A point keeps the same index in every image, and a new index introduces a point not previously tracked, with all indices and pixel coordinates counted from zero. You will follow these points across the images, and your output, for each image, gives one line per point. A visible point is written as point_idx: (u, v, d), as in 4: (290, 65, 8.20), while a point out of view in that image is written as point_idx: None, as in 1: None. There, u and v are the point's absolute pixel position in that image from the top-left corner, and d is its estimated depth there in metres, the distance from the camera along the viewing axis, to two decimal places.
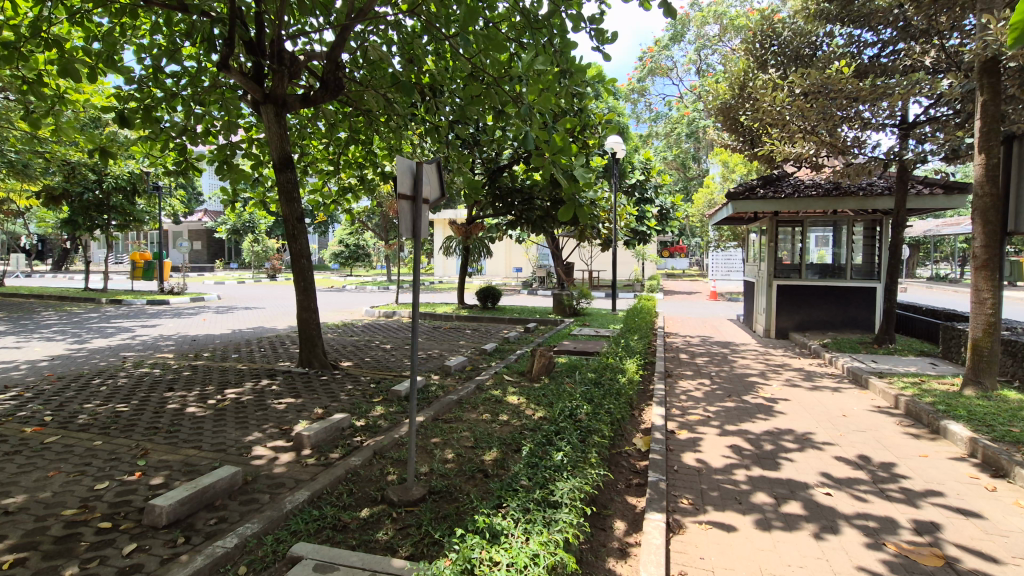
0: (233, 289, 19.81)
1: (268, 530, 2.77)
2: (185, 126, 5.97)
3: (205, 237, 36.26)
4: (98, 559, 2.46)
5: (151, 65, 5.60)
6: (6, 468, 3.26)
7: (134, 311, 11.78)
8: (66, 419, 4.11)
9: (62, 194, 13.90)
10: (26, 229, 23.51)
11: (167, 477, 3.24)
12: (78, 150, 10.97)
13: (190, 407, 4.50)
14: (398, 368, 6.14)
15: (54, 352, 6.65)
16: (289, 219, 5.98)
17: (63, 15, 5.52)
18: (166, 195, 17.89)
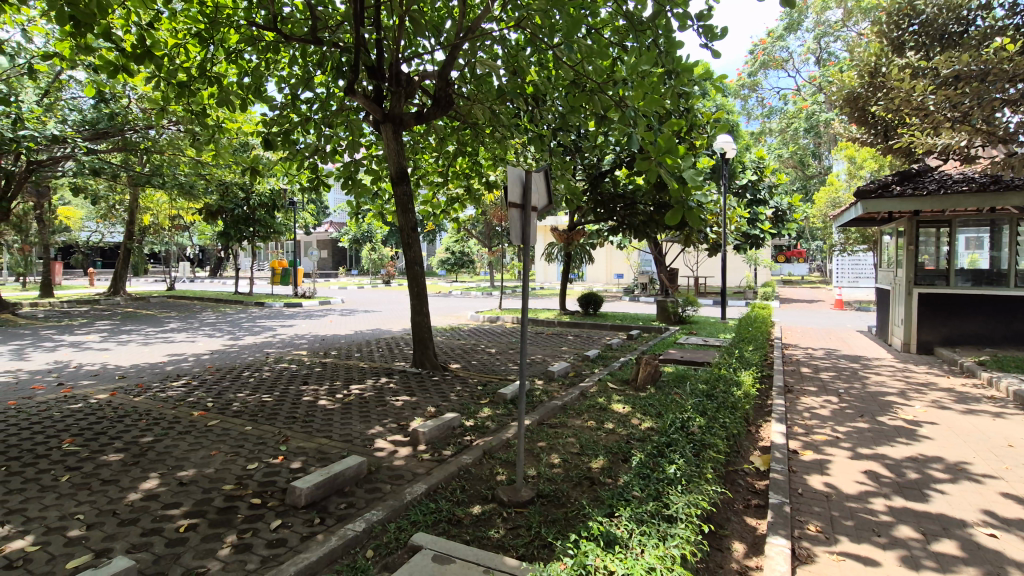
0: (354, 293, 21.55)
1: (391, 519, 2.97)
2: (317, 146, 6.65)
3: (329, 247, 39.92)
4: (251, 531, 2.78)
5: (290, 94, 6.31)
6: (180, 445, 3.82)
7: (274, 312, 13.27)
8: (223, 405, 4.73)
9: (220, 210, 16.09)
10: (191, 242, 27.53)
11: (304, 462, 3.59)
12: (231, 172, 12.62)
13: (321, 400, 4.97)
14: (503, 372, 6.28)
15: (214, 347, 7.68)
16: (404, 229, 6.39)
17: (223, 55, 6.40)
18: (300, 208, 20.00)
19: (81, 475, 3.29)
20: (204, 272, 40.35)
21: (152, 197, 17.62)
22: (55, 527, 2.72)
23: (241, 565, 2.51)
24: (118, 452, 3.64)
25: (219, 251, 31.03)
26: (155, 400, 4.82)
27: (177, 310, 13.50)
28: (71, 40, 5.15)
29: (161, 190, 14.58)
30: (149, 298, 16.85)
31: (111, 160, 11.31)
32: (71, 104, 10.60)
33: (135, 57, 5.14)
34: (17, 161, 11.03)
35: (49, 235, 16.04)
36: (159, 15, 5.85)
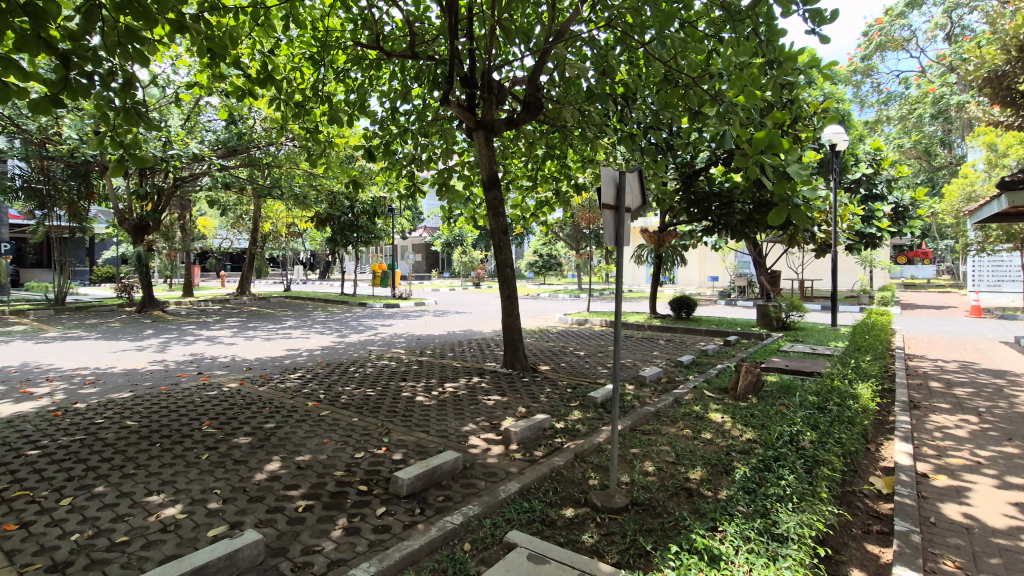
0: (447, 295, 22.40)
1: (486, 514, 3.05)
2: (415, 156, 7.04)
3: (423, 250, 41.89)
4: (360, 516, 2.99)
5: (390, 107, 6.74)
6: (298, 431, 4.20)
7: (375, 312, 14.15)
8: (333, 397, 5.12)
9: (328, 217, 17.47)
10: (304, 247, 30.17)
11: (405, 454, 3.80)
12: (338, 182, 13.66)
13: (419, 396, 5.22)
14: (592, 375, 6.22)
15: (324, 343, 8.37)
16: (495, 232, 6.55)
17: (332, 75, 6.96)
18: (398, 215, 21.16)
19: (217, 454, 3.71)
20: (314, 275, 44.01)
21: (272, 206, 19.53)
22: (198, 498, 3.10)
23: (350, 547, 2.70)
24: (246, 436, 4.07)
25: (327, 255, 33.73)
26: (275, 390, 5.33)
27: (291, 309, 14.82)
28: (210, 71, 5.86)
29: (278, 201, 16.14)
30: (269, 298, 18.70)
31: (239, 175, 12.73)
32: (208, 126, 12.06)
33: (260, 83, 5.77)
34: (167, 177, 12.77)
35: (190, 242, 18.35)
36: (279, 43, 6.49)
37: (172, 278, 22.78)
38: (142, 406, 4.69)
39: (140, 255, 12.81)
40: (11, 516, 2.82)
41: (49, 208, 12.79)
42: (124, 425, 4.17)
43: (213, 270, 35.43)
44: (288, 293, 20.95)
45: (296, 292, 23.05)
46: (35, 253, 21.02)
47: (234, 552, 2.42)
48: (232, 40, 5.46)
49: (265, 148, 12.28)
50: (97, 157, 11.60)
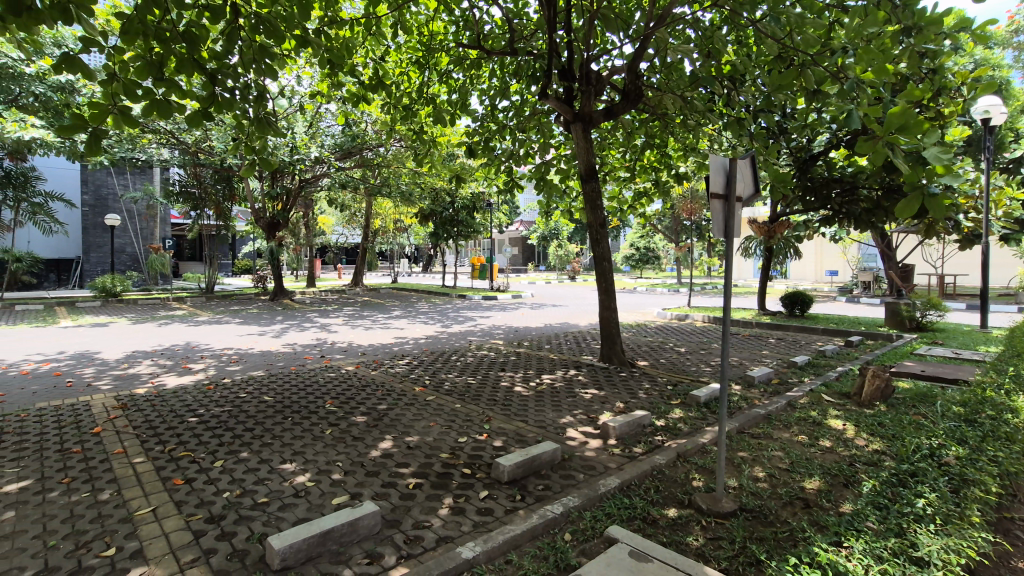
0: (543, 288, 22.61)
1: (586, 507, 3.05)
2: (513, 151, 7.19)
3: (519, 244, 42.55)
4: (464, 498, 3.13)
5: (490, 105, 6.93)
6: (407, 414, 4.49)
7: (474, 304, 14.65)
8: (437, 384, 5.40)
9: (431, 213, 18.34)
10: (408, 242, 31.91)
11: (505, 442, 3.91)
12: (440, 179, 14.46)
13: (517, 386, 5.34)
14: (694, 372, 5.97)
15: (428, 332, 8.84)
16: (593, 225, 6.47)
17: (436, 77, 7.30)
18: (496, 209, 21.68)
19: (339, 430, 4.08)
20: (419, 268, 46.54)
21: (381, 203, 20.89)
22: (323, 469, 3.42)
23: (457, 526, 2.84)
24: (362, 415, 4.43)
25: (429, 249, 35.44)
26: (386, 375, 5.74)
27: (397, 300, 15.78)
28: (330, 81, 6.39)
29: (387, 198, 17.25)
30: (378, 289, 20.03)
31: (353, 175, 13.76)
32: (326, 131, 13.15)
33: (373, 89, 6.21)
34: (293, 179, 14.15)
35: (311, 238, 20.19)
36: (389, 49, 6.91)
37: (297, 270, 25.22)
38: (276, 384, 5.28)
39: (273, 250, 14.30)
40: (177, 472, 3.31)
41: (201, 209, 14.71)
42: (262, 400, 4.73)
43: (331, 264, 38.72)
44: (395, 285, 22.34)
45: (402, 284, 24.51)
46: (190, 247, 24.28)
47: (356, 521, 2.66)
48: (349, 50, 5.91)
49: (376, 148, 13.31)
50: (237, 163, 13.13)
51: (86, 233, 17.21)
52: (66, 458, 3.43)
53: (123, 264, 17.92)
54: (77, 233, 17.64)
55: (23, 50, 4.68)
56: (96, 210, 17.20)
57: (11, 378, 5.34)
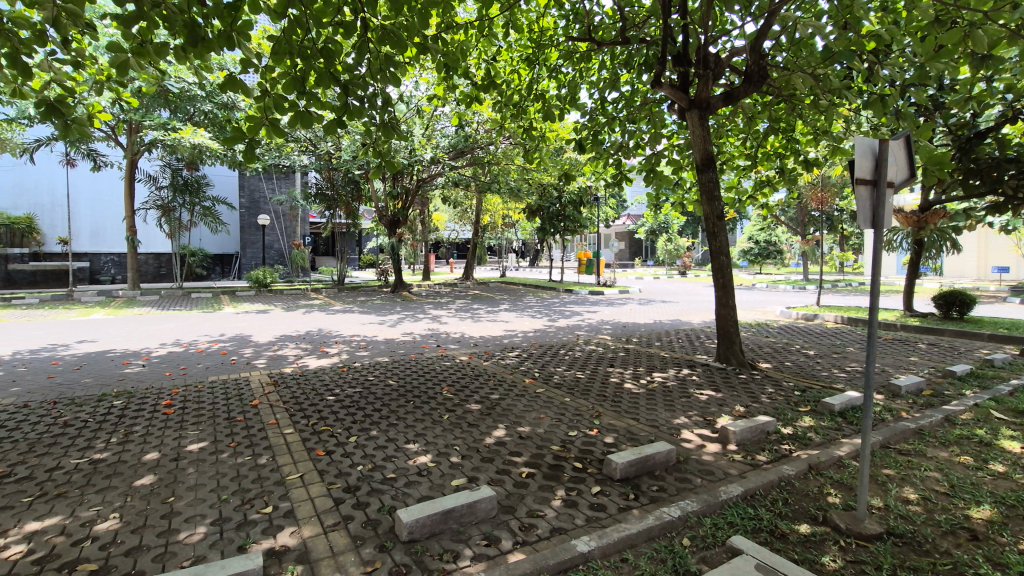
0: (651, 284, 21.84)
1: (706, 513, 2.91)
2: (623, 143, 7.05)
3: (626, 238, 41.54)
4: (576, 491, 3.14)
5: (599, 97, 6.86)
6: (518, 404, 4.61)
7: (581, 299, 14.58)
8: (546, 376, 5.48)
9: (538, 209, 18.55)
10: (515, 237, 32.54)
11: (616, 439, 3.86)
12: (548, 174, 14.61)
13: (627, 383, 5.24)
14: (824, 377, 5.44)
15: (536, 325, 8.97)
16: (709, 218, 6.11)
17: (546, 73, 7.37)
18: (603, 203, 21.37)
19: (455, 416, 4.30)
20: (526, 262, 47.29)
21: (490, 199, 21.55)
22: (442, 451, 3.63)
23: (570, 518, 2.85)
24: (476, 403, 4.62)
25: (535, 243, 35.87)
26: (497, 366, 5.92)
27: (505, 294, 16.21)
28: (446, 84, 6.70)
29: (496, 194, 17.70)
30: (486, 283, 20.72)
31: (464, 173, 14.31)
32: (441, 132, 13.83)
33: (485, 89, 6.42)
34: (411, 180, 15.04)
35: (426, 235, 21.37)
36: (500, 49, 7.10)
37: (414, 264, 26.89)
38: (398, 369, 5.69)
39: (393, 246, 15.38)
40: (319, 444, 3.70)
41: (333, 209, 16.11)
42: (387, 384, 5.13)
43: (444, 258, 40.76)
44: (502, 279, 22.96)
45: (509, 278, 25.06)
46: (324, 243, 26.95)
47: (475, 503, 2.78)
48: (463, 52, 6.15)
49: (486, 147, 13.77)
50: (363, 166, 14.26)
51: (242, 231, 19.83)
52: (233, 425, 3.99)
53: (271, 259, 20.33)
54: (236, 232, 20.32)
55: (200, 76, 5.48)
56: (250, 211, 19.72)
57: (189, 355, 6.32)
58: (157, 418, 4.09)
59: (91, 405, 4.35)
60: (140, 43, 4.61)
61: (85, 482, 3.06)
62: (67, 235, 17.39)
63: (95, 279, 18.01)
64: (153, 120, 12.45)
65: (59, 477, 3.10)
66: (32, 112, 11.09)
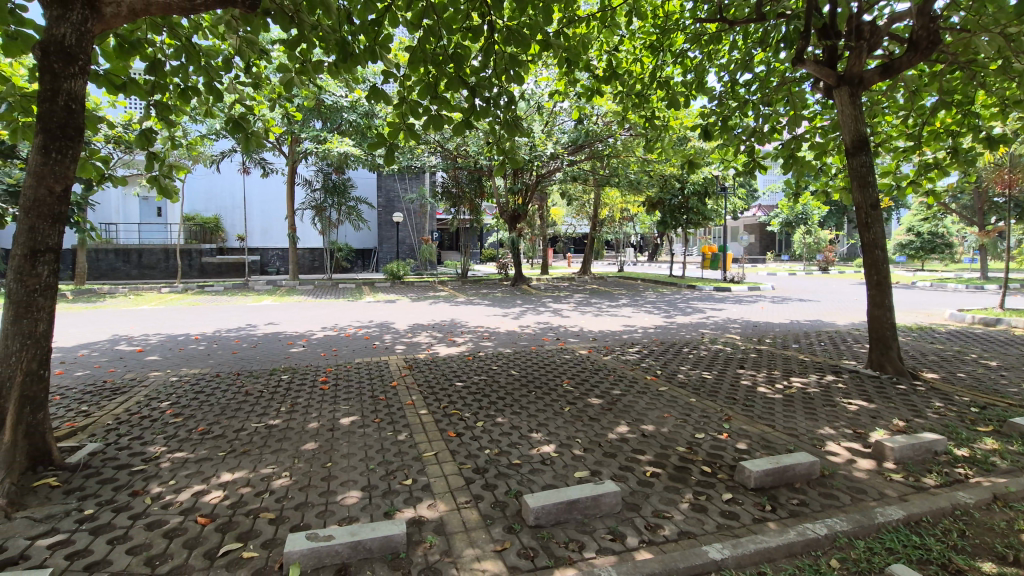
0: (787, 280, 19.99)
1: (859, 535, 2.63)
2: (756, 128, 6.54)
3: (757, 231, 38.36)
4: (705, 496, 3.00)
5: (730, 81, 6.44)
6: (640, 402, 4.51)
7: (706, 295, 13.81)
8: (669, 375, 5.29)
9: (658, 201, 17.88)
10: (633, 230, 31.71)
11: (749, 445, 3.62)
12: (671, 165, 14.02)
13: (760, 387, 4.88)
14: (1012, 394, 4.58)
15: (657, 322, 8.70)
16: (861, 207, 5.42)
17: (671, 60, 7.09)
18: (730, 194, 19.97)
19: (576, 409, 4.34)
20: (645, 256, 45.84)
21: (607, 192, 21.20)
22: (565, 443, 3.68)
23: (699, 523, 2.74)
24: (597, 398, 4.62)
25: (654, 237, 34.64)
26: (617, 361, 5.84)
27: (623, 289, 15.86)
28: (568, 79, 6.73)
29: (615, 187, 17.36)
30: (604, 278, 20.46)
31: (583, 168, 14.26)
32: (561, 128, 13.93)
33: (608, 81, 6.35)
34: (531, 175, 15.33)
35: (543, 229, 21.64)
36: (623, 39, 6.97)
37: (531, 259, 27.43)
38: (519, 361, 5.86)
39: (512, 240, 15.79)
40: (450, 426, 3.96)
41: (458, 206, 16.98)
42: (510, 374, 5.32)
43: (560, 252, 40.93)
44: (619, 274, 22.48)
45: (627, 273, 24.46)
46: (449, 239, 28.55)
47: (599, 497, 2.79)
48: (586, 45, 6.13)
49: (606, 140, 13.59)
50: (486, 164, 14.85)
51: (379, 228, 21.74)
52: (376, 403, 4.43)
53: (403, 253, 21.96)
54: (374, 228, 22.29)
55: (349, 88, 6.09)
56: (385, 209, 21.57)
57: (339, 338, 7.10)
58: (315, 392, 4.66)
59: (265, 378, 5.08)
60: (301, 62, 5.23)
61: (263, 443, 3.59)
62: (242, 232, 20.43)
63: (264, 270, 20.86)
64: (309, 132, 14.12)
65: (244, 437, 3.67)
66: (217, 128, 13.18)
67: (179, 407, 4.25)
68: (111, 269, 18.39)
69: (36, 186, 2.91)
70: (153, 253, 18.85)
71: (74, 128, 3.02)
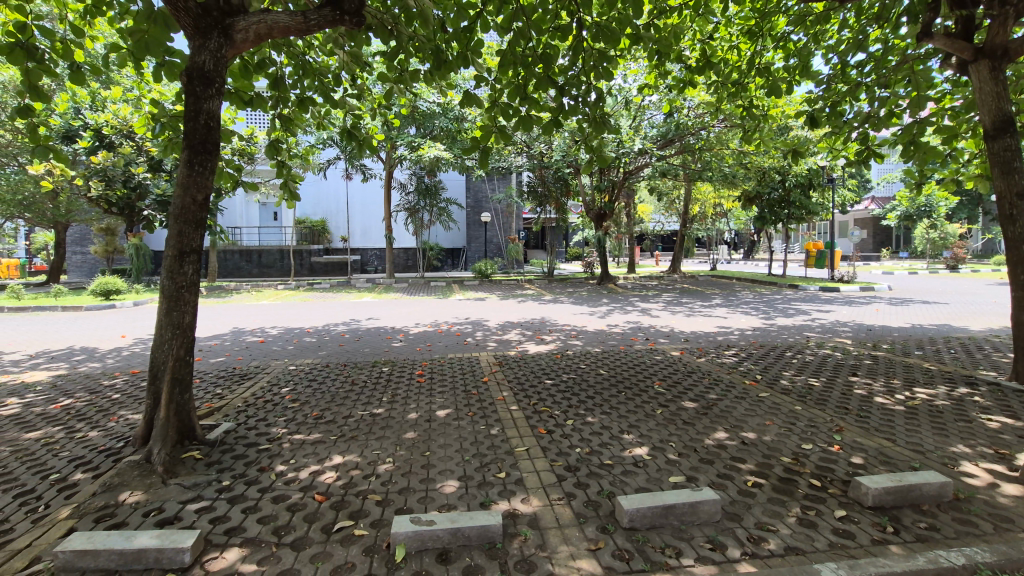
0: (906, 279, 18.04)
1: (1004, 568, 2.32)
2: (869, 113, 5.84)
3: (870, 225, 34.81)
4: (815, 511, 2.79)
5: (840, 63, 5.91)
6: (739, 407, 4.30)
7: (810, 296, 12.81)
8: (771, 380, 4.98)
9: (755, 195, 16.82)
10: (727, 226, 30.06)
11: (866, 460, 3.32)
12: (771, 157, 13.15)
13: (877, 397, 4.45)
14: None
15: (756, 323, 8.21)
16: (1004, 196, 4.74)
17: (772, 45, 6.66)
18: (838, 185, 18.35)
19: (669, 412, 4.22)
20: (739, 254, 43.32)
21: (699, 187, 20.27)
22: (658, 446, 3.60)
23: (809, 539, 2.55)
24: (691, 401, 4.45)
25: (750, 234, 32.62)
26: (712, 364, 5.59)
27: (717, 288, 15.10)
28: (660, 72, 6.54)
29: (708, 182, 16.58)
30: (695, 277, 19.61)
31: (674, 163, 13.77)
32: (650, 122, 13.56)
33: (703, 71, 6.09)
34: (618, 172, 15.06)
35: (630, 227, 21.15)
36: (718, 26, 6.66)
37: (618, 257, 26.95)
38: (608, 360, 5.80)
39: (599, 238, 15.61)
40: (540, 423, 4.02)
41: (544, 205, 17.08)
42: (598, 373, 5.29)
43: (648, 250, 39.80)
44: (710, 272, 21.45)
45: (719, 271, 23.24)
46: (534, 237, 28.81)
47: (697, 504, 2.70)
48: (678, 36, 5.92)
49: (698, 132, 13.02)
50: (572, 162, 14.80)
51: (468, 228, 22.43)
52: (469, 397, 4.59)
53: (490, 252, 22.48)
54: (463, 228, 23.02)
55: (443, 94, 6.35)
56: (474, 209, 22.21)
57: (433, 334, 7.43)
58: (413, 385, 4.93)
59: (367, 369, 5.46)
60: (399, 73, 5.54)
61: (368, 429, 3.87)
62: (344, 234, 21.98)
63: (364, 269, 22.33)
64: (404, 138, 14.88)
65: (351, 423, 3.97)
66: (323, 137, 14.29)
67: (296, 393, 4.69)
68: (236, 268, 20.60)
69: (183, 196, 3.33)
70: (270, 254, 20.85)
71: (211, 143, 3.41)
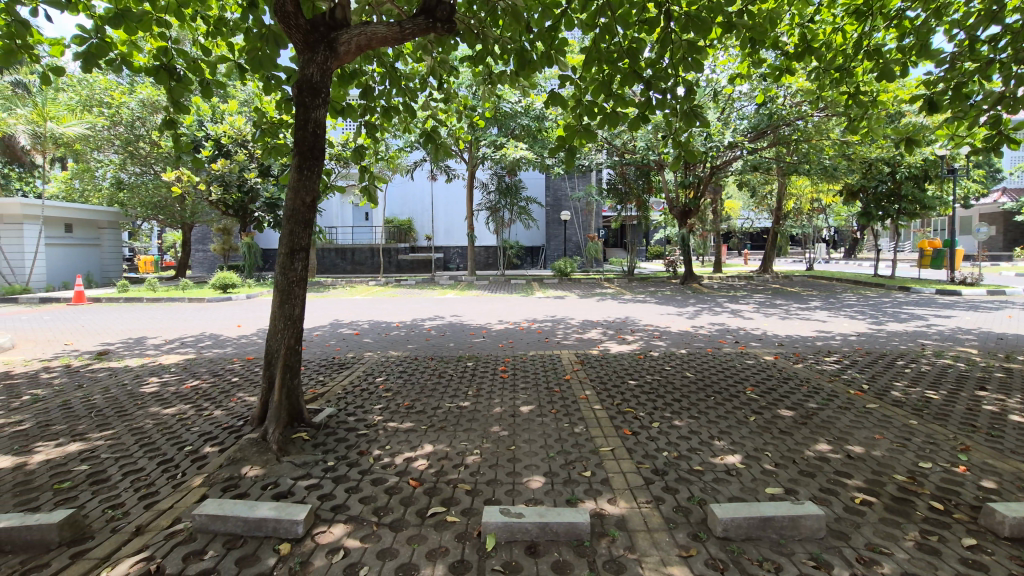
0: None
1: None
2: (1002, 94, 5.10)
3: (1000, 221, 30.79)
4: (937, 536, 2.54)
5: (966, 39, 5.29)
6: (842, 418, 4.00)
7: (926, 299, 11.59)
8: (880, 390, 4.57)
9: (860, 189, 15.45)
10: (826, 223, 27.85)
11: (999, 484, 2.96)
12: (879, 146, 12.03)
13: (1012, 415, 3.94)
14: None
15: (861, 328, 7.57)
16: None
17: (885, 25, 6.10)
18: (960, 176, 16.42)
19: (764, 419, 4.00)
20: (838, 254, 40.03)
21: (794, 181, 18.93)
22: (752, 454, 3.43)
23: (931, 567, 2.32)
24: (788, 410, 4.20)
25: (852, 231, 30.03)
26: (811, 370, 5.23)
27: (815, 289, 14.08)
28: (755, 61, 6.21)
29: (804, 175, 15.48)
30: (789, 277, 18.37)
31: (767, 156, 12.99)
32: (740, 114, 12.89)
33: (804, 57, 5.73)
34: (705, 167, 14.46)
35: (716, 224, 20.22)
36: (821, 8, 6.23)
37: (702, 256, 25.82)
38: (695, 362, 5.61)
39: (683, 236, 15.08)
40: (625, 423, 3.97)
41: (625, 202, 16.78)
42: (684, 375, 5.13)
43: (735, 249, 37.84)
44: (807, 272, 20.01)
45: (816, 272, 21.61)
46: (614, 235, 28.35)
47: (799, 518, 2.55)
48: (776, 19, 5.60)
49: (795, 122, 12.20)
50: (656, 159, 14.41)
51: (547, 226, 22.50)
52: (553, 394, 4.62)
53: (569, 250, 22.43)
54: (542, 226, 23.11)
55: (529, 94, 6.43)
56: (553, 208, 22.24)
57: (515, 331, 7.55)
58: (497, 380, 5.05)
59: (452, 363, 5.66)
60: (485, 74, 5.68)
61: (456, 421, 4.01)
62: (429, 232, 22.85)
63: (446, 266, 23.08)
64: (487, 139, 15.21)
65: (440, 414, 4.14)
66: (411, 141, 14.95)
67: (388, 383, 4.97)
68: (332, 266, 22.12)
69: (294, 199, 3.62)
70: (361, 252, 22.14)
71: (317, 150, 3.66)
